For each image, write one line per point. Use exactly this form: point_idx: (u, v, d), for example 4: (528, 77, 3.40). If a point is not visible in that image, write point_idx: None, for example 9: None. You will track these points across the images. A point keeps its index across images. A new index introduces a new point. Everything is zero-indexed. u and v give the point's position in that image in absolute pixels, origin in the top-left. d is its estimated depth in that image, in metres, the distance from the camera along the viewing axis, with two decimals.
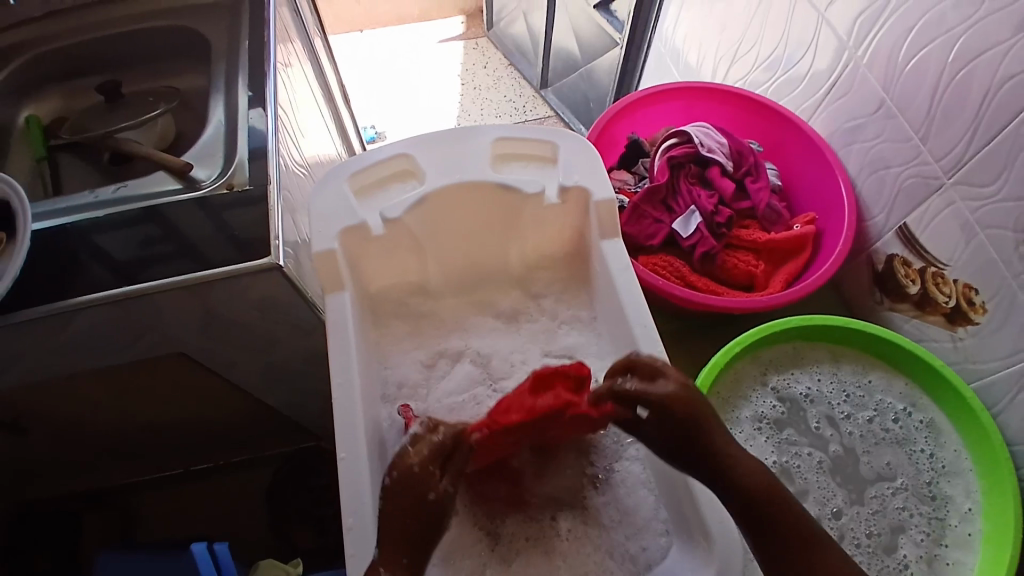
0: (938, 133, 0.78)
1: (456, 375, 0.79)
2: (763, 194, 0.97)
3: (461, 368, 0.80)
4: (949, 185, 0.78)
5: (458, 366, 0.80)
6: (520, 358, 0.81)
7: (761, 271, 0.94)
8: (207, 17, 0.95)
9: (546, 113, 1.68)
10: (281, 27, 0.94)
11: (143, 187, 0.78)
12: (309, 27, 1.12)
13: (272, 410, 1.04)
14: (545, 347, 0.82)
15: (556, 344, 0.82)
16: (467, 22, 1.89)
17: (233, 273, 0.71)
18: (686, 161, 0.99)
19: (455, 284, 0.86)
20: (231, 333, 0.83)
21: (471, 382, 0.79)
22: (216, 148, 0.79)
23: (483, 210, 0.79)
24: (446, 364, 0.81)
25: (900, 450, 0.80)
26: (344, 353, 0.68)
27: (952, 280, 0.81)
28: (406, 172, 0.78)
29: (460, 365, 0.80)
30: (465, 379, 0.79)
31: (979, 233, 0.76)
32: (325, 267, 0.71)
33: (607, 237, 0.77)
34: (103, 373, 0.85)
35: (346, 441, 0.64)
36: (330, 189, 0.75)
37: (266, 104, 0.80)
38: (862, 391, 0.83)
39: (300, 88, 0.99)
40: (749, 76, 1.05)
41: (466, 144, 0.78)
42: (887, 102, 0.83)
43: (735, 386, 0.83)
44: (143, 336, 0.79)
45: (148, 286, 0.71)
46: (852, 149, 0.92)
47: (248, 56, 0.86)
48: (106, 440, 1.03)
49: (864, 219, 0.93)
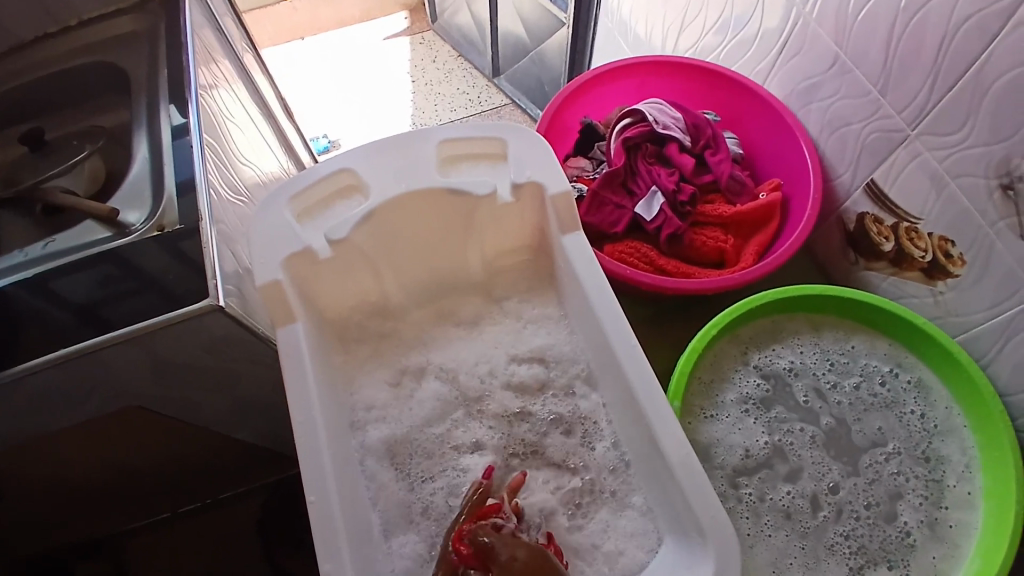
0: (896, 84, 0.75)
1: (426, 393, 0.77)
2: (724, 165, 0.94)
3: (428, 385, 0.77)
4: (913, 136, 0.76)
5: (425, 382, 0.78)
6: (487, 365, 0.79)
7: (730, 245, 0.91)
8: (124, 47, 0.90)
9: (502, 101, 1.61)
10: (203, 48, 0.89)
11: (72, 239, 0.73)
12: (237, 43, 1.07)
13: (248, 446, 1.00)
14: (512, 352, 0.79)
15: (524, 346, 0.79)
16: (410, 17, 1.82)
17: (175, 319, 0.67)
18: (641, 140, 0.95)
19: (416, 296, 0.83)
20: (187, 377, 0.79)
21: (445, 404, 0.76)
22: (144, 186, 0.75)
23: (435, 218, 0.76)
24: (412, 380, 0.78)
25: (890, 414, 0.78)
26: (302, 388, 0.64)
27: (926, 234, 0.78)
28: (350, 189, 0.74)
29: (427, 384, 0.77)
30: (438, 398, 0.76)
31: (949, 183, 0.73)
32: (273, 300, 0.66)
33: (567, 231, 0.73)
34: (62, 434, 0.81)
35: (314, 483, 0.60)
36: (268, 214, 0.70)
37: (191, 132, 0.76)
38: (846, 358, 0.81)
39: (233, 108, 0.95)
40: (700, 42, 1.01)
41: (410, 149, 0.74)
42: (840, 57, 0.80)
43: (716, 369, 0.80)
44: (93, 393, 0.75)
45: (90, 343, 0.67)
46: (810, 109, 0.88)
47: (169, 84, 0.82)
48: (80, 502, 0.98)
49: (830, 179, 0.90)
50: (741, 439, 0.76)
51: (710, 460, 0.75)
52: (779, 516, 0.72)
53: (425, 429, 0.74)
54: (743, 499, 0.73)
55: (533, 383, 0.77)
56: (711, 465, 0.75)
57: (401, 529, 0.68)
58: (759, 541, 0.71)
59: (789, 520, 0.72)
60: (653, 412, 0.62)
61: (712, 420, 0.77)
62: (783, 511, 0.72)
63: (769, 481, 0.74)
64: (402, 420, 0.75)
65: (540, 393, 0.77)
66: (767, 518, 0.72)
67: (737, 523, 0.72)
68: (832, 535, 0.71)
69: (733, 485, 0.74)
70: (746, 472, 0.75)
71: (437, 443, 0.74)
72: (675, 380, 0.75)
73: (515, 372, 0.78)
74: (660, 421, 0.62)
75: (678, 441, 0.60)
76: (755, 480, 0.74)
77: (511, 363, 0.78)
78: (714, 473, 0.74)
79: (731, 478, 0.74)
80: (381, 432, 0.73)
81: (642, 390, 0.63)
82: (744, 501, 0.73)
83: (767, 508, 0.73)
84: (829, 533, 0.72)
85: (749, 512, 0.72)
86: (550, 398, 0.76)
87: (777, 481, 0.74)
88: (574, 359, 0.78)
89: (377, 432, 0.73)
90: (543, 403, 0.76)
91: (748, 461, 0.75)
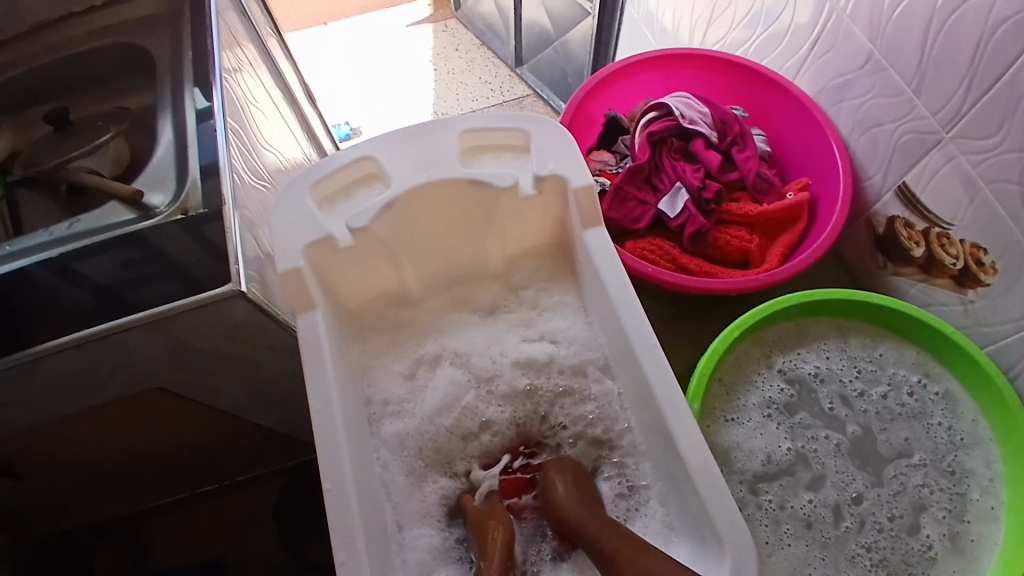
0: (931, 85, 0.73)
1: (438, 381, 0.76)
2: (751, 163, 0.92)
3: (442, 371, 0.77)
4: (947, 139, 0.74)
5: (439, 370, 0.77)
6: (498, 349, 0.79)
7: (755, 246, 0.89)
8: (149, 30, 0.90)
9: (524, 91, 1.59)
10: (227, 32, 0.89)
11: (96, 220, 0.72)
12: (260, 27, 1.07)
13: (266, 431, 1.01)
14: (523, 333, 0.80)
15: (533, 329, 0.80)
16: (434, 4, 1.81)
17: (192, 305, 0.67)
18: (667, 135, 0.94)
19: (435, 284, 0.82)
20: (208, 363, 0.79)
21: (457, 389, 0.76)
22: (167, 170, 0.75)
23: (458, 210, 0.75)
24: (427, 371, 0.78)
25: (917, 424, 0.76)
26: (320, 377, 0.64)
27: (958, 240, 0.76)
28: (370, 177, 0.73)
29: (441, 370, 0.77)
30: (450, 384, 0.76)
31: (983, 188, 0.71)
32: (293, 287, 0.66)
33: (589, 226, 0.72)
34: (83, 415, 0.82)
35: (330, 473, 0.60)
36: (289, 201, 0.69)
37: (215, 117, 0.76)
38: (873, 365, 0.79)
39: (256, 92, 0.95)
40: (728, 36, 0.99)
41: (433, 137, 0.73)
42: (875, 55, 0.78)
43: (738, 372, 0.79)
44: (115, 375, 0.76)
45: (109, 326, 0.67)
46: (841, 108, 0.86)
47: (193, 67, 0.81)
48: (98, 482, 0.99)
49: (860, 180, 0.88)
50: (763, 445, 0.75)
51: (730, 464, 0.74)
52: (800, 525, 0.71)
53: (432, 422, 0.74)
54: (763, 506, 0.72)
55: (540, 359, 0.77)
56: (731, 470, 0.74)
57: (414, 523, 0.68)
58: (777, 550, 0.70)
59: (809, 529, 0.71)
60: (671, 410, 0.62)
61: (733, 425, 0.76)
62: (803, 519, 0.71)
63: (790, 489, 0.73)
64: (417, 416, 0.74)
65: (548, 369, 0.77)
66: (786, 526, 0.71)
67: (755, 529, 0.71)
68: (853, 546, 0.70)
69: (754, 490, 0.73)
70: (768, 478, 0.74)
71: (447, 434, 0.74)
72: (696, 380, 0.74)
73: (525, 350, 0.78)
74: (680, 423, 0.61)
75: (696, 443, 0.60)
76: (776, 487, 0.73)
77: (521, 343, 0.79)
78: (734, 478, 0.73)
79: (752, 483, 0.73)
80: (398, 428, 0.73)
81: (661, 388, 0.63)
82: (764, 508, 0.72)
83: (788, 516, 0.72)
84: (850, 544, 0.70)
85: (769, 519, 0.72)
86: (558, 375, 0.76)
87: (798, 489, 0.73)
88: (592, 348, 0.77)
89: (391, 425, 0.73)
90: (547, 385, 0.76)
91: (770, 467, 0.74)
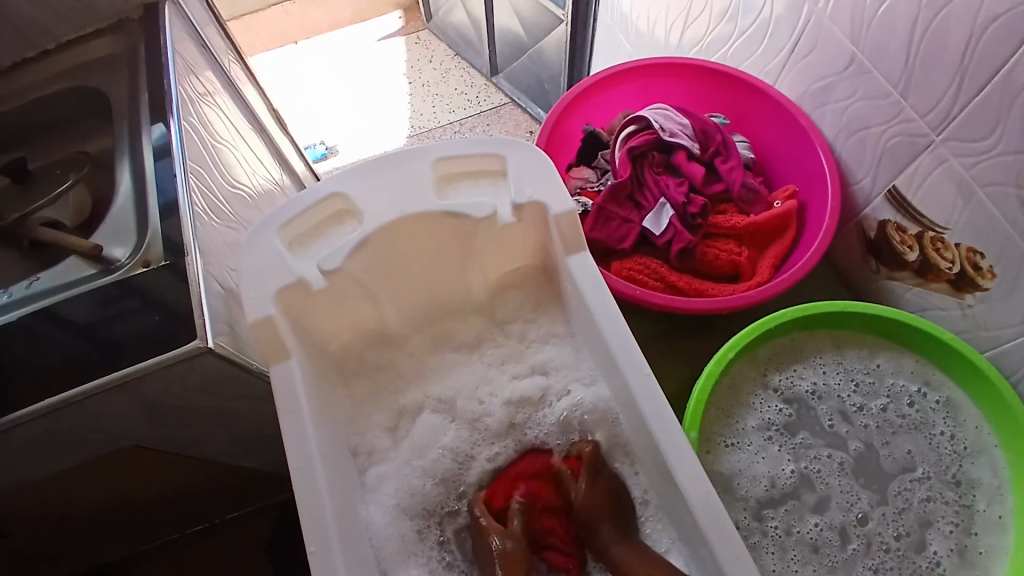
0: (919, 86, 0.71)
1: (420, 430, 0.73)
2: (735, 174, 0.89)
3: (422, 421, 0.74)
4: (938, 142, 0.71)
5: (418, 421, 0.74)
6: (486, 391, 0.76)
7: (745, 258, 0.87)
8: (107, 70, 0.86)
9: (501, 100, 1.56)
10: (184, 64, 0.85)
11: (57, 278, 0.70)
12: (222, 54, 1.03)
13: (251, 473, 0.97)
14: (513, 369, 0.77)
15: (523, 364, 0.77)
16: (405, 16, 1.77)
17: (154, 365, 0.64)
18: (647, 149, 0.91)
19: (417, 322, 0.79)
20: (183, 416, 0.76)
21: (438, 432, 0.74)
22: (128, 219, 0.72)
23: (435, 242, 0.73)
24: (408, 421, 0.75)
25: (918, 436, 0.74)
26: (298, 432, 0.61)
27: (953, 245, 0.74)
28: (343, 214, 0.70)
29: (421, 419, 0.74)
30: (427, 429, 0.74)
31: (977, 191, 0.69)
32: (266, 336, 0.63)
33: (572, 253, 0.69)
34: (57, 477, 0.78)
35: (314, 532, 0.57)
36: (257, 246, 0.66)
37: (172, 155, 0.72)
38: (871, 377, 0.77)
39: (219, 124, 0.91)
40: (706, 39, 0.96)
41: (402, 168, 0.70)
42: (858, 57, 0.75)
43: (735, 395, 0.76)
44: (88, 435, 0.72)
45: (73, 393, 0.65)
46: (825, 111, 0.84)
47: (150, 106, 0.78)
48: (81, 540, 0.95)
49: (848, 184, 0.85)
50: (765, 469, 0.73)
51: (732, 492, 0.72)
52: (807, 550, 0.69)
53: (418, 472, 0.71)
54: (769, 533, 0.70)
55: (534, 395, 0.75)
56: (733, 498, 0.72)
57: None
58: None
59: (817, 554, 0.69)
60: (668, 442, 0.59)
61: (733, 450, 0.74)
62: (811, 544, 0.69)
63: (796, 513, 0.71)
64: (398, 457, 0.72)
65: (541, 404, 0.75)
66: (793, 552, 0.69)
67: (761, 557, 0.69)
68: (861, 568, 0.68)
69: (758, 517, 0.71)
70: (771, 504, 0.71)
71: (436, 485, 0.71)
72: (692, 408, 0.71)
73: (518, 388, 0.76)
74: (679, 458, 0.59)
75: (696, 478, 0.57)
76: (781, 513, 0.71)
77: (512, 381, 0.76)
78: (737, 506, 0.71)
79: (756, 510, 0.71)
80: (379, 471, 0.71)
81: (654, 417, 0.60)
82: (770, 535, 0.70)
83: (795, 542, 0.69)
84: (857, 567, 0.68)
85: (776, 546, 0.69)
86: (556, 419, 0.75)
87: (804, 513, 0.71)
88: (575, 368, 0.76)
89: (377, 468, 0.71)
90: (536, 422, 0.75)
91: (773, 492, 0.72)
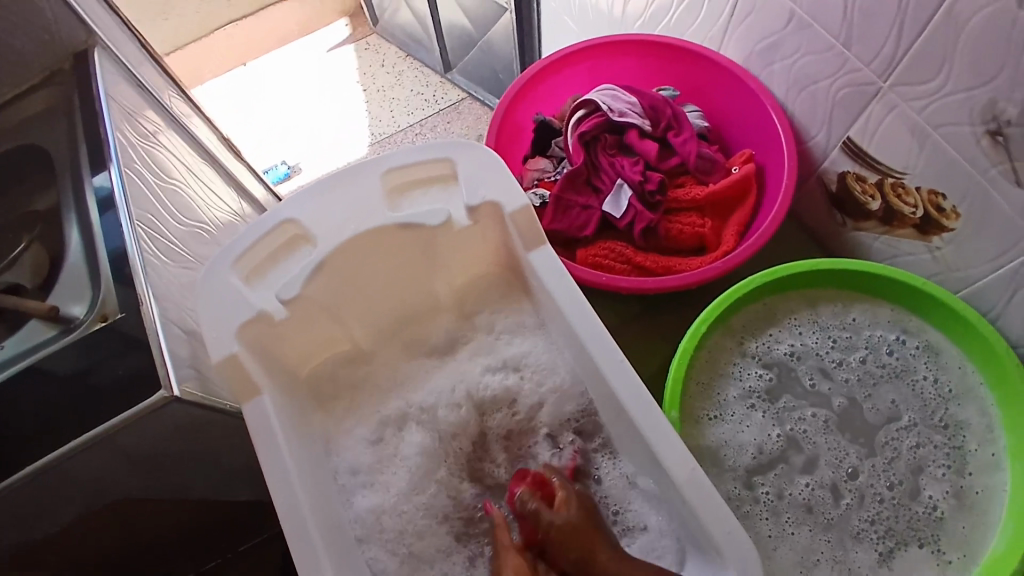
0: (861, 35, 0.69)
1: (408, 448, 0.72)
2: (690, 146, 0.88)
3: (409, 437, 0.72)
4: (886, 88, 0.70)
5: (405, 434, 0.73)
6: (462, 389, 0.75)
7: (708, 229, 0.86)
8: (45, 124, 0.84)
9: (460, 95, 1.54)
10: (120, 107, 0.84)
11: (16, 344, 0.69)
12: (161, 91, 1.01)
13: (251, 506, 0.96)
14: (485, 361, 0.76)
15: (496, 355, 0.76)
16: (352, 23, 1.75)
17: (124, 421, 0.64)
18: (599, 132, 0.90)
19: (387, 333, 0.78)
20: (170, 462, 0.75)
21: (428, 455, 0.72)
22: (82, 275, 0.71)
23: (395, 254, 0.72)
24: (393, 434, 0.73)
25: (901, 384, 0.74)
26: (278, 466, 0.60)
27: (913, 189, 0.73)
28: (298, 240, 0.68)
29: (406, 434, 0.72)
30: (413, 444, 0.72)
31: (932, 134, 0.68)
32: (234, 374, 0.62)
33: (534, 247, 0.68)
34: (53, 539, 0.77)
35: (307, 565, 0.57)
36: (212, 286, 0.65)
37: (117, 206, 0.71)
38: (848, 332, 0.77)
39: (166, 162, 0.90)
40: (648, 10, 0.94)
41: (352, 185, 0.69)
42: (797, 12, 0.74)
43: (714, 367, 0.76)
44: (76, 495, 0.71)
45: (47, 458, 0.64)
46: (774, 69, 0.82)
47: (89, 157, 0.76)
48: None
49: (804, 141, 0.84)
50: (751, 437, 0.72)
51: (720, 464, 0.71)
52: (801, 511, 0.69)
53: (398, 490, 0.69)
54: (761, 500, 0.69)
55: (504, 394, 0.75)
56: (721, 470, 0.71)
57: None
58: (782, 542, 0.68)
59: (811, 514, 0.69)
60: (649, 429, 0.58)
61: (716, 422, 0.73)
62: (804, 505, 0.69)
63: (786, 476, 0.70)
64: (391, 492, 0.69)
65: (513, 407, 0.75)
66: (787, 515, 0.69)
67: (756, 525, 0.68)
68: (857, 522, 0.68)
69: (749, 486, 0.70)
70: (761, 470, 0.71)
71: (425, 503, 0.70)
72: (671, 388, 0.71)
73: (488, 385, 0.75)
74: (661, 443, 0.58)
75: (679, 458, 0.57)
76: (771, 478, 0.71)
77: (484, 374, 0.75)
78: (726, 477, 0.70)
79: (745, 478, 0.71)
80: (369, 500, 0.68)
81: (632, 405, 0.60)
82: (762, 501, 0.69)
83: (788, 505, 0.69)
84: (853, 521, 0.68)
85: (769, 512, 0.69)
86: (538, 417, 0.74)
87: (793, 475, 0.71)
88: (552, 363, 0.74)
89: (363, 498, 0.68)
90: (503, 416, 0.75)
91: (761, 458, 0.71)
